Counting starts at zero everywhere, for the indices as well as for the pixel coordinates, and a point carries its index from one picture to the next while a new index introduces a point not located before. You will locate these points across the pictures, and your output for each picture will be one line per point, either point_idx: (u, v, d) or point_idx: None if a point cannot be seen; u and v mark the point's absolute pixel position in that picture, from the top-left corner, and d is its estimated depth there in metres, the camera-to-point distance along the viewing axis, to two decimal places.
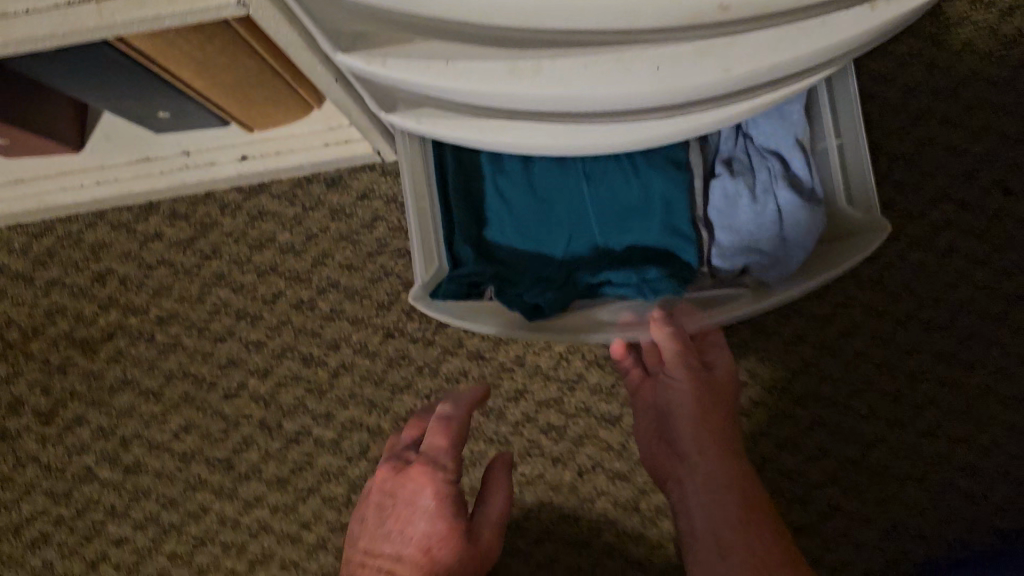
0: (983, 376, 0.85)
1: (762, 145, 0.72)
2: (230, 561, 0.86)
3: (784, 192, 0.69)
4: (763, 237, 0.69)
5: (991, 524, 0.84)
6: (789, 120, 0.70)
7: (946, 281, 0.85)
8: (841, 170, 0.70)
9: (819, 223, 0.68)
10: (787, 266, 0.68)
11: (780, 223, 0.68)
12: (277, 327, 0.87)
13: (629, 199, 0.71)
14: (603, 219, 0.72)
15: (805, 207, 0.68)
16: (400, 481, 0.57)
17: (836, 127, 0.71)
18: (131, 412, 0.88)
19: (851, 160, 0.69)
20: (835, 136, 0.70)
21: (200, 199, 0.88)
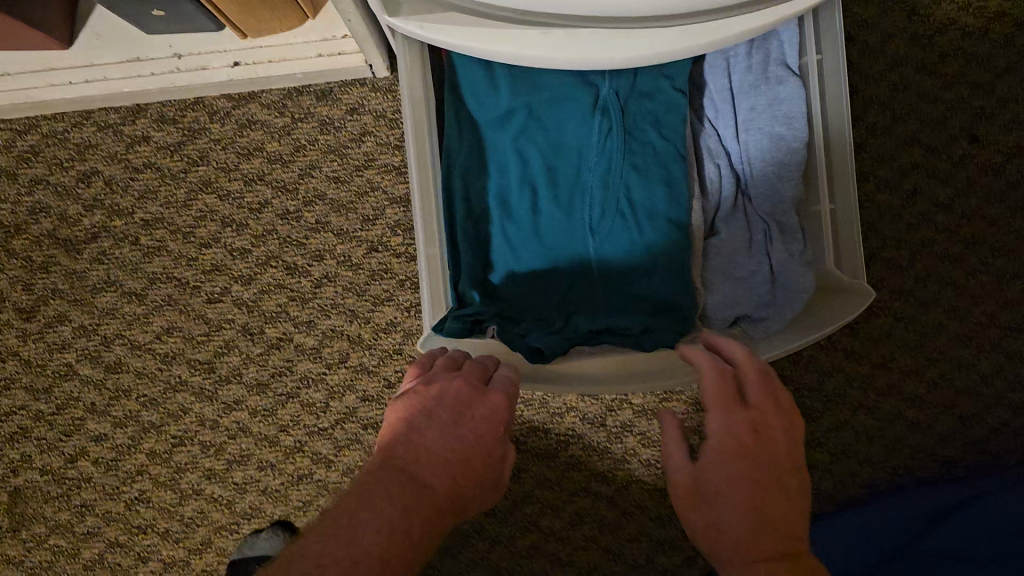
0: (939, 313, 0.90)
1: (760, 195, 0.68)
2: (209, 461, 0.89)
3: (780, 254, 0.66)
4: (763, 300, 0.66)
5: (933, 452, 0.90)
6: (791, 179, 0.66)
7: (910, 222, 0.90)
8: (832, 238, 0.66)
9: (809, 289, 0.65)
10: (774, 325, 0.66)
11: (775, 285, 0.66)
12: (263, 236, 0.89)
13: (628, 253, 0.67)
14: (605, 267, 0.67)
15: (801, 269, 0.65)
16: (457, 416, 0.53)
17: (832, 191, 0.66)
18: (113, 312, 0.89)
19: (843, 230, 0.66)
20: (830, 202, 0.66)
21: (188, 104, 0.89)
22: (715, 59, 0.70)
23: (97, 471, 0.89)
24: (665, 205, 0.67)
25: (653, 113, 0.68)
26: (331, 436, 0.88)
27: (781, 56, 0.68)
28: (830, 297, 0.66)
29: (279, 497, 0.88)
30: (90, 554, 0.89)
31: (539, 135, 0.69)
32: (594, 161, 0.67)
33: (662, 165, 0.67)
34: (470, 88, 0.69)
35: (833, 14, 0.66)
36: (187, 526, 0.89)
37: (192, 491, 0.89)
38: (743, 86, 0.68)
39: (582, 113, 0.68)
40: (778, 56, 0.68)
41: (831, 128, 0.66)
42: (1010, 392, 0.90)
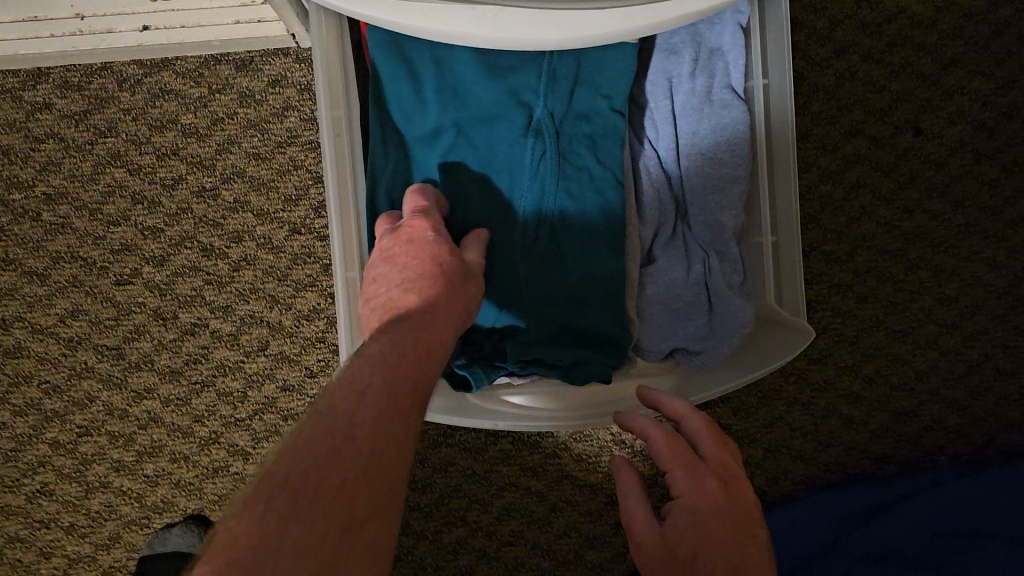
0: (877, 308, 0.88)
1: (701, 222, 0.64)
2: (117, 453, 0.84)
3: (720, 286, 0.63)
4: (700, 331, 0.63)
5: (866, 448, 0.89)
6: (733, 208, 0.63)
7: (852, 216, 0.88)
8: (773, 269, 0.62)
9: (748, 322, 0.62)
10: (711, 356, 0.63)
11: (713, 317, 0.63)
12: (176, 214, 0.83)
13: (562, 284, 0.62)
14: (538, 298, 0.62)
15: (741, 303, 0.62)
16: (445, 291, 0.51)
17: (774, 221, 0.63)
18: (13, 294, 0.83)
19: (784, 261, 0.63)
20: (772, 232, 0.62)
21: (96, 70, 0.82)
22: (654, 78, 0.65)
23: None
24: (604, 231, 0.62)
25: (588, 137, 0.63)
26: (248, 428, 0.84)
27: (725, 80, 0.63)
28: (767, 330, 0.63)
29: (192, 490, 0.84)
30: None
31: (470, 156, 0.63)
32: (529, 186, 0.62)
33: (599, 192, 0.62)
34: (397, 104, 0.63)
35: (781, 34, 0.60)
36: (93, 521, 0.84)
37: (99, 484, 0.84)
38: (685, 109, 0.64)
39: (515, 136, 0.62)
40: (722, 79, 0.63)
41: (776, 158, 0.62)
42: (944, 389, 0.89)
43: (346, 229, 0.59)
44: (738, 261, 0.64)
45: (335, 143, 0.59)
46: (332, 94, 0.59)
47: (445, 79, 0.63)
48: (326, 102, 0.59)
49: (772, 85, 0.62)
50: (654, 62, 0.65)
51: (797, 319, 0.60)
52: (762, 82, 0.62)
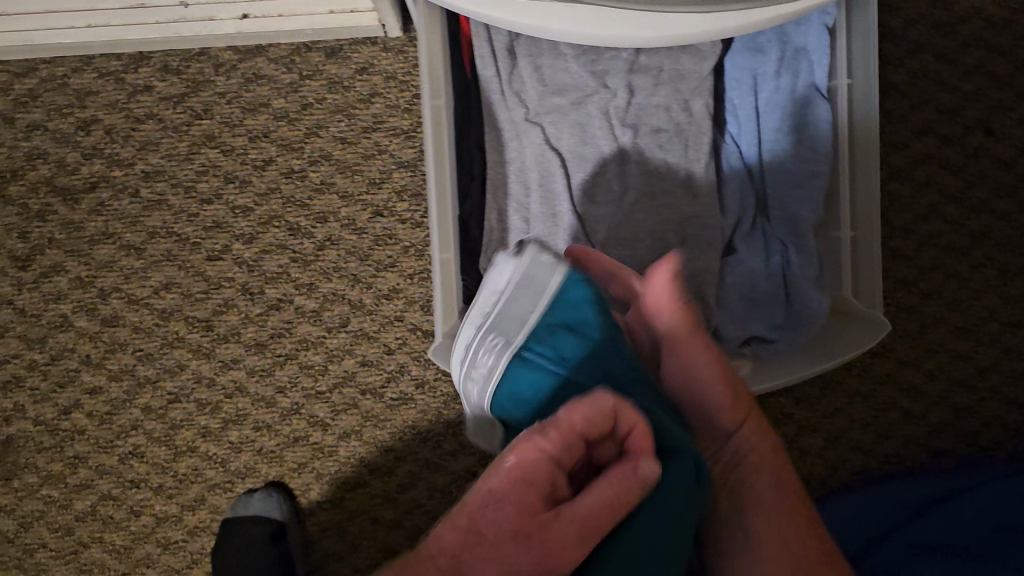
0: (940, 304, 0.90)
1: (780, 214, 0.67)
2: (204, 419, 0.88)
3: (797, 277, 0.64)
4: (774, 319, 0.65)
5: (925, 442, 0.91)
6: (811, 202, 0.64)
7: (919, 212, 0.89)
8: (849, 264, 0.64)
9: (823, 313, 0.63)
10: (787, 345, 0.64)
11: (790, 308, 0.65)
12: (266, 194, 0.87)
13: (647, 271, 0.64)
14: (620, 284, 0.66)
15: (818, 294, 0.63)
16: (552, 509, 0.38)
17: (852, 218, 0.65)
18: (111, 265, 0.87)
19: (861, 258, 0.64)
20: (851, 227, 0.64)
21: (194, 55, 0.87)
22: (739, 74, 0.68)
23: (91, 423, 0.88)
24: (686, 220, 0.65)
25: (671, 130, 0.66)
26: (328, 400, 0.88)
27: (810, 79, 0.65)
28: (837, 321, 0.65)
29: (273, 458, 0.88)
30: (82, 506, 0.88)
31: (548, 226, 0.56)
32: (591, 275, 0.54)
33: (683, 182, 0.65)
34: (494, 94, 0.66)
35: (868, 37, 0.62)
36: (181, 483, 0.89)
37: (186, 448, 0.88)
38: (768, 105, 0.67)
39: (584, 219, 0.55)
40: (806, 78, 0.65)
41: (858, 156, 0.64)
42: (1004, 386, 0.91)
43: (442, 212, 0.61)
44: (814, 253, 0.65)
45: (434, 129, 0.61)
46: (433, 82, 0.62)
47: (540, 73, 0.66)
48: (428, 91, 0.61)
49: (856, 85, 0.63)
50: (741, 60, 0.67)
51: (871, 312, 0.62)
52: (847, 82, 0.64)
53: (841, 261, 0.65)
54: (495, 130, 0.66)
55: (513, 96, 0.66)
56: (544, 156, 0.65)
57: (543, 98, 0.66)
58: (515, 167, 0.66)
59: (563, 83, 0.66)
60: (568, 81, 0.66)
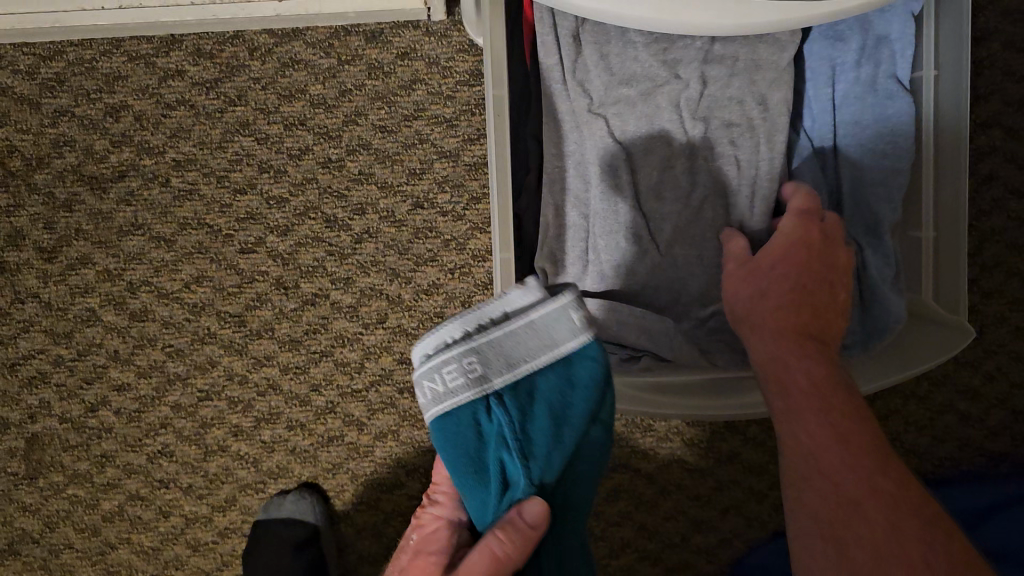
0: (1002, 304, 0.86)
1: (856, 216, 0.64)
2: (236, 418, 0.85)
3: (877, 280, 0.61)
4: (849, 325, 0.62)
5: (982, 446, 0.88)
6: (892, 201, 0.62)
7: (981, 209, 0.86)
8: (932, 266, 0.62)
9: (902, 318, 0.60)
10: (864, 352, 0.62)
11: (867, 311, 0.62)
12: (302, 184, 0.83)
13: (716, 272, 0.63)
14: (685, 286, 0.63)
15: (897, 298, 0.61)
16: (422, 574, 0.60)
17: (935, 217, 0.62)
18: (140, 257, 0.84)
19: (945, 259, 0.61)
20: (933, 228, 0.62)
21: (227, 38, 0.83)
22: (817, 64, 0.64)
23: (118, 422, 0.85)
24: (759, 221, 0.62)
25: (747, 128, 0.63)
26: (365, 399, 0.84)
27: (891, 70, 0.62)
28: (918, 325, 0.62)
29: (308, 458, 0.85)
30: (110, 505, 0.86)
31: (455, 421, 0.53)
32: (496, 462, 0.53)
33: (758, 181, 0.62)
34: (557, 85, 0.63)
35: (960, 26, 0.58)
36: (211, 483, 0.85)
37: (217, 447, 0.85)
38: (846, 98, 0.63)
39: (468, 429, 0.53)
40: (889, 67, 0.62)
41: (944, 153, 0.61)
42: None
43: (504, 208, 0.58)
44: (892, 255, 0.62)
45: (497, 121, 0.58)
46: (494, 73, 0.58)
47: (607, 62, 0.62)
48: (490, 80, 0.57)
49: (944, 77, 0.60)
50: (820, 49, 0.64)
51: (959, 318, 0.59)
52: (933, 74, 0.61)
53: (923, 262, 0.62)
54: (555, 121, 0.63)
55: (576, 85, 0.62)
56: (607, 149, 0.62)
57: (609, 89, 0.62)
58: (575, 160, 0.63)
59: (631, 72, 0.62)
60: (636, 71, 0.62)
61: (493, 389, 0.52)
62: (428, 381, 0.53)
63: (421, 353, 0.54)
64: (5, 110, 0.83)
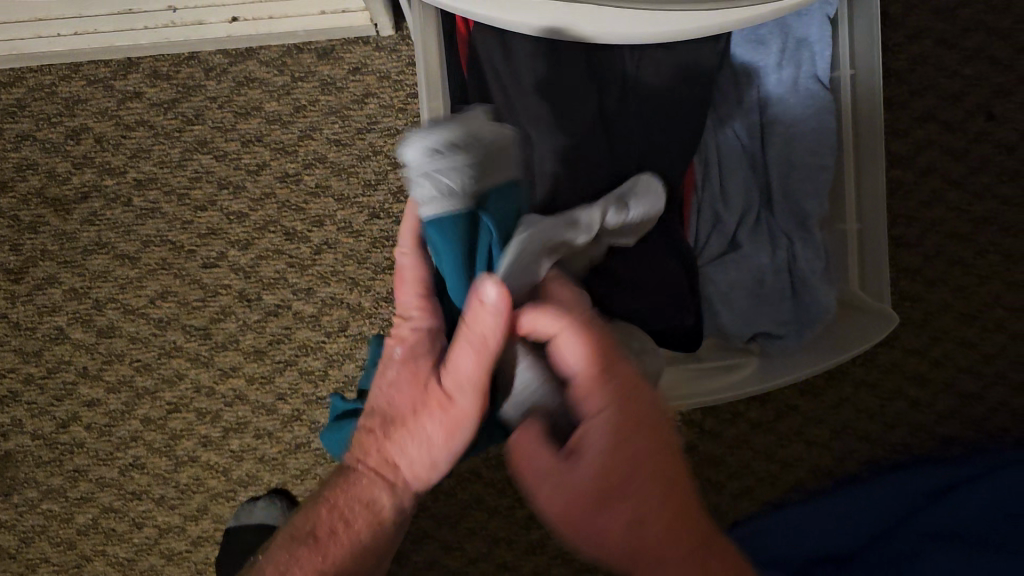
0: (945, 291, 0.89)
1: (785, 210, 0.66)
2: (205, 428, 0.87)
3: (804, 272, 0.64)
4: (782, 315, 0.65)
5: (932, 430, 0.90)
6: (816, 195, 0.64)
7: (922, 199, 0.89)
8: (857, 256, 0.64)
9: (829, 308, 0.63)
10: (796, 339, 0.65)
11: (797, 302, 0.64)
12: (261, 199, 0.86)
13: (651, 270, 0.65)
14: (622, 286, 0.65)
15: (825, 288, 0.63)
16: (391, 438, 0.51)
17: (858, 209, 0.64)
18: (105, 276, 0.86)
19: (868, 248, 0.63)
20: (856, 219, 0.64)
21: (183, 60, 0.85)
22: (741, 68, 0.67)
23: (90, 436, 0.87)
24: None
25: (676, 133, 0.66)
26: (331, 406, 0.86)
27: (812, 70, 0.65)
28: (847, 314, 0.65)
29: (276, 465, 0.87)
30: (84, 519, 0.87)
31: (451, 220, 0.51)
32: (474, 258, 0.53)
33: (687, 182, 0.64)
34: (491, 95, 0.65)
35: (868, 27, 0.61)
36: (183, 493, 0.88)
37: (188, 458, 0.87)
38: (771, 98, 0.66)
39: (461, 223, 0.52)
40: (808, 68, 0.65)
41: (863, 148, 0.64)
42: (1012, 371, 0.89)
43: None
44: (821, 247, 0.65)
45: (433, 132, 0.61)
46: (431, 88, 0.61)
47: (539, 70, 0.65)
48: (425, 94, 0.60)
49: (859, 75, 0.63)
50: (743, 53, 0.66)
51: (881, 305, 0.61)
52: (849, 72, 0.64)
53: (849, 253, 0.65)
54: None
55: None
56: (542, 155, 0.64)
57: None
58: None
59: None
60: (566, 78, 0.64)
61: (464, 204, 0.51)
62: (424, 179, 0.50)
63: (414, 143, 0.50)
64: None
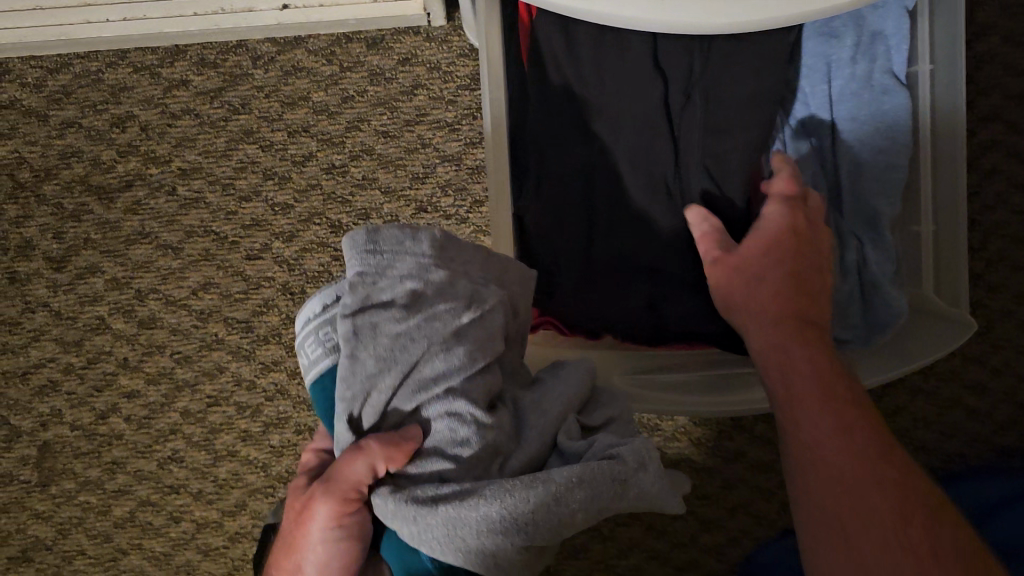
0: (1007, 297, 0.86)
1: (854, 210, 0.64)
2: (245, 423, 0.86)
3: (877, 275, 0.62)
4: (850, 320, 0.62)
5: (991, 441, 0.87)
6: (890, 195, 0.62)
7: (985, 203, 0.86)
8: (931, 259, 0.62)
9: (903, 312, 0.61)
10: (865, 344, 0.62)
11: (868, 305, 0.62)
12: (306, 190, 0.84)
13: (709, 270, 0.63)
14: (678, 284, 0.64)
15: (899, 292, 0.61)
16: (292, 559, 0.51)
17: (934, 210, 0.62)
18: (148, 266, 0.85)
19: (944, 251, 0.61)
20: (932, 221, 0.62)
21: (231, 48, 0.84)
22: (813, 62, 0.64)
23: (129, 429, 0.86)
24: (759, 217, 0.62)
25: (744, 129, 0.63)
26: None
27: (886, 65, 0.63)
28: (920, 319, 0.62)
29: None
30: (121, 512, 0.86)
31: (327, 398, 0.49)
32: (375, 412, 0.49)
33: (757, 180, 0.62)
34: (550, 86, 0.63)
35: (952, 22, 0.60)
36: (221, 488, 0.86)
37: (227, 453, 0.86)
38: (842, 94, 0.64)
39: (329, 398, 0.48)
40: (883, 64, 0.63)
41: (940, 147, 0.62)
42: None
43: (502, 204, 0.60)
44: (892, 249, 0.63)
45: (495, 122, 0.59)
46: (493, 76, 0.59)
47: (604, 63, 0.63)
48: (487, 82, 0.58)
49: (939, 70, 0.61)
50: (815, 48, 0.64)
51: (959, 311, 0.59)
52: (928, 68, 0.62)
53: (923, 256, 0.63)
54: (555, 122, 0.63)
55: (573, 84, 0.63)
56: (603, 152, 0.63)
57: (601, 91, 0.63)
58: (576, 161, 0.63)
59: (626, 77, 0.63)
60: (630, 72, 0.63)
61: None
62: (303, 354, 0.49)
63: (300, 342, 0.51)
64: (14, 123, 0.84)
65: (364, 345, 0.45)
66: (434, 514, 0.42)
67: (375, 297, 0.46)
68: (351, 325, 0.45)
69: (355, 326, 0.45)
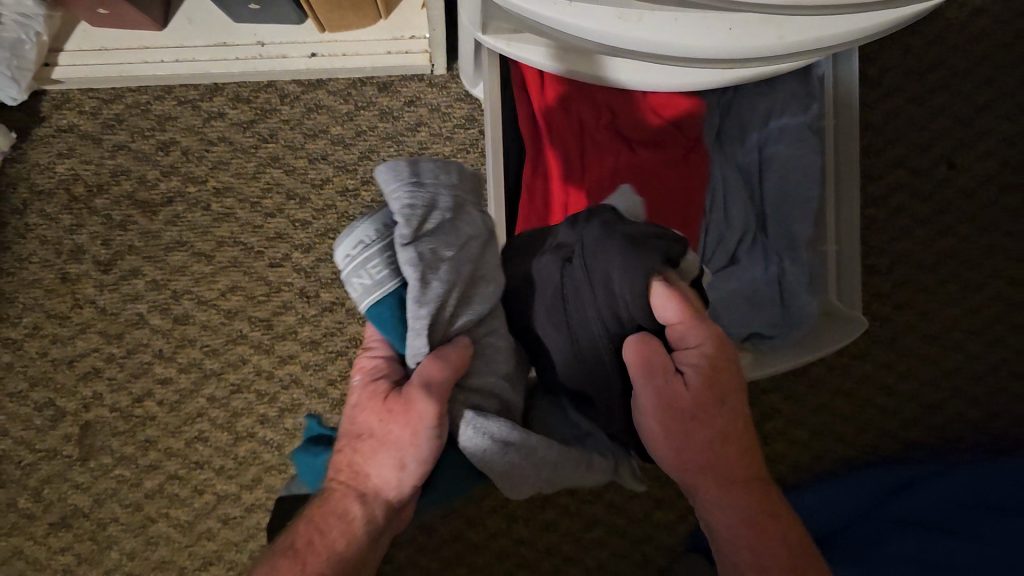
0: (910, 312, 1.02)
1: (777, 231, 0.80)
2: (263, 408, 0.99)
3: (792, 285, 0.77)
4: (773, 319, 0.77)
5: (898, 434, 1.02)
6: (804, 219, 0.79)
7: (892, 234, 1.03)
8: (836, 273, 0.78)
9: (813, 312, 0.76)
10: (783, 339, 0.78)
11: (786, 308, 0.77)
12: (323, 209, 0.99)
13: None
14: None
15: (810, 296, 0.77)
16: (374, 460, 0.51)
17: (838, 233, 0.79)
18: (183, 270, 0.98)
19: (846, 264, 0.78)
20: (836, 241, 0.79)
21: (262, 87, 0.99)
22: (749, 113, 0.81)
23: (161, 411, 0.99)
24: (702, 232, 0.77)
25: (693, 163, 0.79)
26: None
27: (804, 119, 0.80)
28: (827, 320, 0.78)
29: None
30: (151, 484, 0.99)
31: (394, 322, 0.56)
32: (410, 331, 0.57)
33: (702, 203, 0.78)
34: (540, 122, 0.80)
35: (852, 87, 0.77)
36: (240, 465, 0.99)
37: (246, 433, 0.99)
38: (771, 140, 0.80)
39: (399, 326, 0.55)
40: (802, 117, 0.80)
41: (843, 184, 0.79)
42: (967, 385, 1.02)
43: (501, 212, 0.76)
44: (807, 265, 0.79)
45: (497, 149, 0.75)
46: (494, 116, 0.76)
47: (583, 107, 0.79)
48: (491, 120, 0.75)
49: None
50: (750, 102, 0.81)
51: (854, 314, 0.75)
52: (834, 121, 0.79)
53: (829, 270, 0.79)
54: None
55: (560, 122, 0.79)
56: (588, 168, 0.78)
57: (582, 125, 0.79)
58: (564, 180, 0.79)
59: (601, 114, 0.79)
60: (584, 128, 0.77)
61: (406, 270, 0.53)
62: (357, 277, 0.53)
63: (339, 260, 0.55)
64: (72, 145, 0.98)
65: (427, 269, 0.51)
66: (500, 421, 0.52)
67: (425, 225, 0.52)
68: (414, 251, 0.51)
69: (421, 254, 0.51)
